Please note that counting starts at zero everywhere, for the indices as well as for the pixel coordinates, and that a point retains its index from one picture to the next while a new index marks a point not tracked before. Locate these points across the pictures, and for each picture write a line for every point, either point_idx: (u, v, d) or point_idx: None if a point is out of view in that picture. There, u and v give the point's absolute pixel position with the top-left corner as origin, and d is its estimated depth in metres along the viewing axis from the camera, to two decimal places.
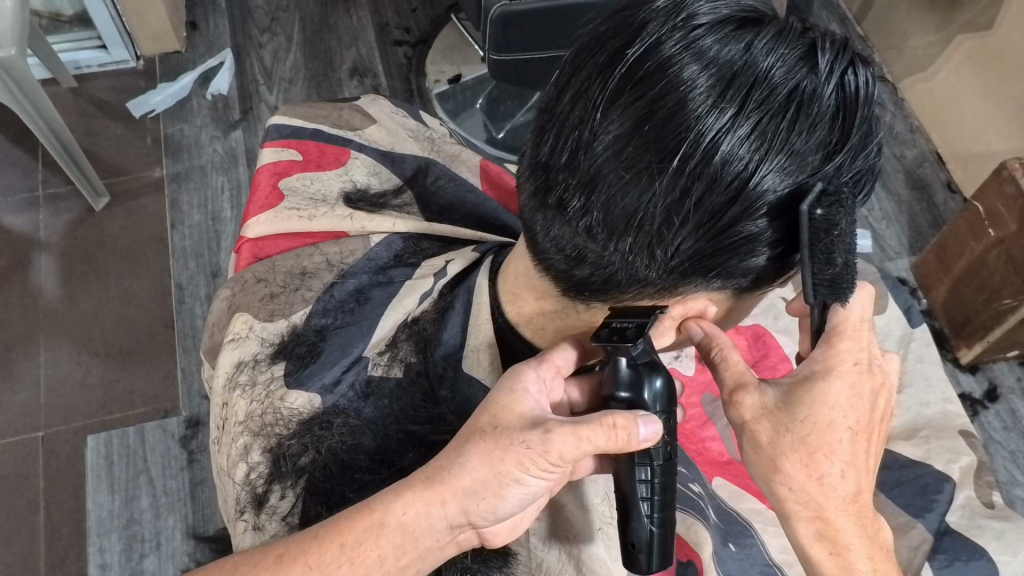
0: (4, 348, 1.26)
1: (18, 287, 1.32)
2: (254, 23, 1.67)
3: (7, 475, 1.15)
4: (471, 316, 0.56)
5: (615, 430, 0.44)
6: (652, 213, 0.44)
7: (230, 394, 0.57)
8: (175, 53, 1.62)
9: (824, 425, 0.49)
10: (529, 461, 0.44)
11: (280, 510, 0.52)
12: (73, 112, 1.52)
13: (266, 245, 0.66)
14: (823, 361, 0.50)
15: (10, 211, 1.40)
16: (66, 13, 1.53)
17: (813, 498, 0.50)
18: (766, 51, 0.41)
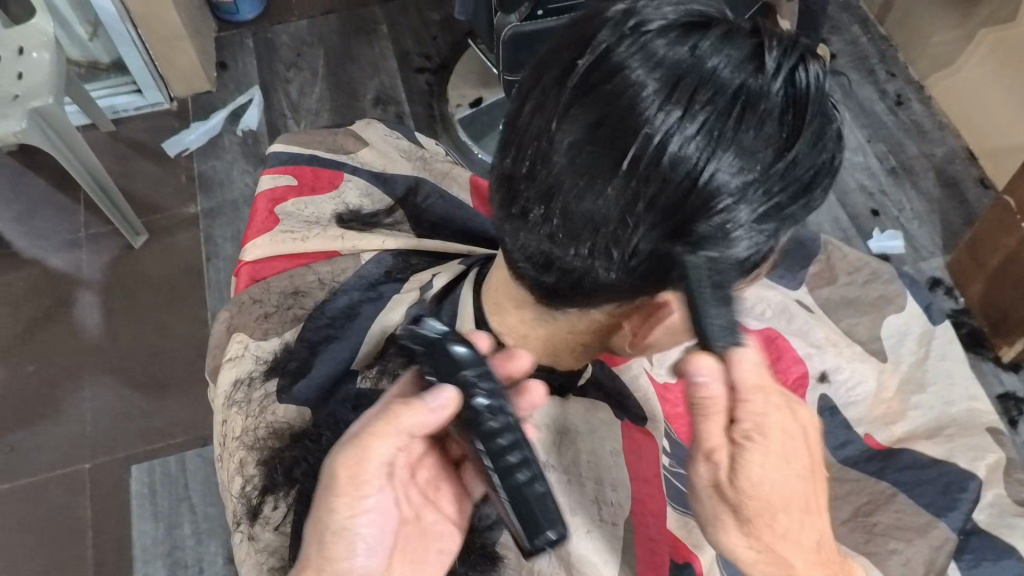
0: (50, 386, 1.31)
1: (63, 324, 1.38)
2: (280, 59, 1.73)
3: (56, 508, 1.20)
4: (456, 329, 0.58)
5: (416, 408, 0.48)
6: (607, 215, 0.45)
7: (228, 411, 0.58)
8: (206, 92, 1.68)
9: (771, 492, 0.49)
10: (349, 492, 0.49)
11: (273, 520, 0.54)
12: (110, 154, 1.59)
13: (262, 267, 0.65)
14: (755, 422, 0.48)
15: (52, 253, 1.46)
16: (103, 61, 1.62)
17: (773, 556, 0.51)
18: (712, 50, 0.42)
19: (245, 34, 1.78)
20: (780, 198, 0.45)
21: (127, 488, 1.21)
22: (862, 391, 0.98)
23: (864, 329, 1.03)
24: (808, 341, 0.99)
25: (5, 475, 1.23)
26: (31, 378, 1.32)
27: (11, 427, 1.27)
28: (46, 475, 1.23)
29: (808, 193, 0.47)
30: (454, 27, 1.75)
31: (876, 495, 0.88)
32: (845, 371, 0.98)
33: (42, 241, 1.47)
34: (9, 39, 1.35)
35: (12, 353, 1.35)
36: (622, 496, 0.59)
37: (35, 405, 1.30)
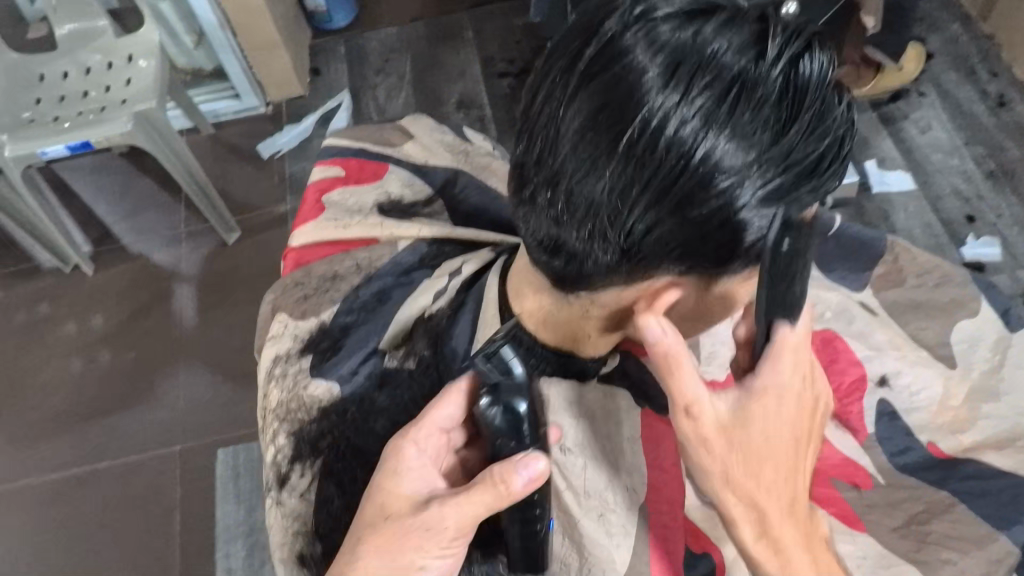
0: (148, 371, 1.43)
1: (163, 316, 1.49)
2: (369, 65, 1.81)
3: (149, 485, 1.31)
4: (479, 316, 0.60)
5: (495, 479, 0.51)
6: (607, 197, 0.45)
7: (265, 384, 0.62)
8: (299, 97, 1.77)
9: (771, 440, 0.55)
10: (426, 542, 0.52)
11: (299, 487, 0.57)
12: (210, 156, 1.70)
13: (307, 254, 0.71)
14: (774, 380, 0.55)
15: (156, 248, 1.58)
16: (206, 69, 1.73)
17: (759, 499, 0.55)
18: (716, 33, 0.42)
19: (338, 41, 1.86)
20: (783, 180, 0.45)
21: (212, 469, 1.31)
22: (926, 398, 0.92)
23: (932, 334, 0.97)
24: (867, 343, 0.96)
25: (103, 452, 1.35)
26: (131, 364, 1.44)
27: (112, 409, 1.39)
28: (140, 455, 1.34)
29: (811, 178, 0.47)
30: (538, 32, 1.79)
31: (933, 504, 0.84)
32: (908, 375, 0.93)
33: (149, 236, 1.60)
34: (118, 48, 1.48)
35: (114, 341, 1.47)
36: (637, 481, 0.62)
37: (133, 389, 1.41)
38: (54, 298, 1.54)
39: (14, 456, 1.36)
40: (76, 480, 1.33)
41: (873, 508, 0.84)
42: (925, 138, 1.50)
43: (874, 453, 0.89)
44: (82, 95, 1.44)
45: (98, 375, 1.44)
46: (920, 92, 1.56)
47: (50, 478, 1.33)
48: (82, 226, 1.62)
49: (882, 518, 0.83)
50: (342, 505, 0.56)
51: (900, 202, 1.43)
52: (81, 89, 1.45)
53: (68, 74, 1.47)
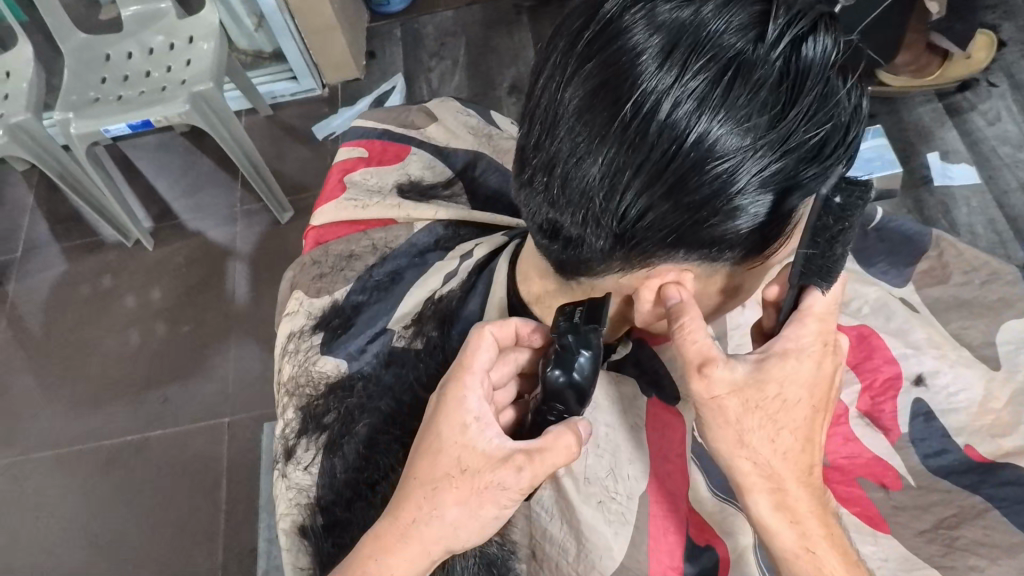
0: (200, 344, 1.47)
1: (217, 291, 1.54)
2: (424, 49, 1.82)
3: (198, 455, 1.35)
4: (488, 297, 0.62)
5: (563, 439, 0.51)
6: (602, 178, 0.45)
7: (279, 358, 0.66)
8: (354, 80, 1.79)
9: (787, 402, 0.55)
10: (499, 498, 0.50)
11: (304, 461, 0.60)
12: (267, 137, 1.74)
13: (325, 232, 0.74)
14: (794, 340, 0.56)
15: (211, 225, 1.63)
16: (266, 51, 1.77)
17: (774, 469, 0.55)
18: (716, 13, 0.41)
19: (394, 25, 1.89)
20: (782, 165, 0.44)
21: (258, 442, 1.35)
22: (965, 399, 0.88)
23: (976, 334, 0.93)
24: (906, 340, 0.92)
25: (156, 422, 1.39)
26: (185, 338, 1.49)
27: (165, 380, 1.44)
28: (190, 425, 1.38)
29: (814, 163, 0.45)
30: None
31: (966, 508, 0.80)
32: (947, 375, 0.89)
33: (206, 214, 1.65)
34: (179, 29, 1.52)
35: (170, 314, 1.52)
36: (637, 470, 0.65)
37: (186, 362, 1.46)
38: (116, 271, 1.60)
39: (73, 421, 1.41)
40: (129, 447, 1.37)
41: (903, 510, 0.82)
42: (993, 130, 1.45)
43: (907, 453, 0.86)
44: (144, 75, 1.48)
45: (153, 347, 1.48)
46: (992, 82, 1.51)
47: (105, 444, 1.38)
48: (143, 202, 1.68)
49: (911, 520, 0.80)
50: (342, 480, 0.58)
51: (961, 196, 1.38)
52: (143, 69, 1.49)
53: (132, 55, 1.52)
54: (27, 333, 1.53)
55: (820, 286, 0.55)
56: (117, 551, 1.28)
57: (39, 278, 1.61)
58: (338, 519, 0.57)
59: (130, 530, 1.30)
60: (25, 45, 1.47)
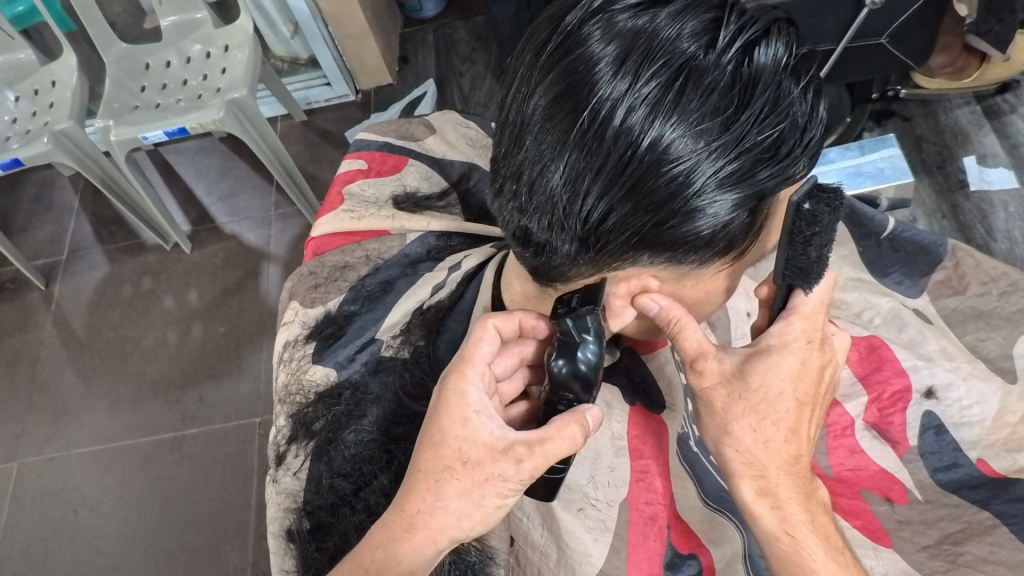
0: (235, 345, 1.51)
1: (252, 292, 1.58)
2: (456, 54, 1.84)
3: (232, 453, 1.39)
4: (475, 307, 0.67)
5: (568, 428, 0.50)
6: (563, 182, 0.46)
7: (276, 366, 0.71)
8: (387, 85, 1.82)
9: (772, 395, 0.55)
10: (504, 488, 0.51)
11: (293, 467, 0.63)
12: (302, 141, 1.79)
13: (323, 244, 0.80)
14: (779, 336, 0.57)
15: (247, 229, 1.67)
16: (302, 57, 1.80)
17: (756, 458, 0.56)
18: (668, 21, 0.43)
19: (428, 30, 1.91)
20: (738, 165, 0.44)
21: None
22: (979, 412, 0.85)
23: (992, 346, 0.89)
24: (918, 352, 0.91)
25: (192, 420, 1.43)
26: (220, 338, 1.53)
27: (201, 379, 1.48)
28: (225, 424, 1.42)
29: (771, 164, 0.45)
30: None
31: (973, 524, 0.78)
32: (960, 388, 0.87)
33: (242, 216, 1.69)
34: (216, 37, 1.56)
35: (207, 315, 1.57)
36: (616, 475, 0.66)
37: (221, 362, 1.50)
38: (155, 274, 1.65)
39: (114, 418, 1.46)
40: (166, 444, 1.41)
41: (907, 525, 0.81)
42: None
43: (915, 467, 0.85)
44: (181, 83, 1.53)
45: (190, 347, 1.53)
46: None
47: (143, 441, 1.42)
48: (183, 206, 1.73)
49: (913, 535, 0.80)
50: (328, 484, 0.60)
51: (999, 200, 1.36)
52: (181, 77, 1.54)
53: (172, 63, 1.56)
54: (72, 333, 1.59)
55: (805, 288, 0.55)
56: (154, 544, 1.32)
57: (83, 279, 1.66)
58: (322, 523, 0.60)
59: (163, 526, 1.33)
60: (69, 53, 1.51)
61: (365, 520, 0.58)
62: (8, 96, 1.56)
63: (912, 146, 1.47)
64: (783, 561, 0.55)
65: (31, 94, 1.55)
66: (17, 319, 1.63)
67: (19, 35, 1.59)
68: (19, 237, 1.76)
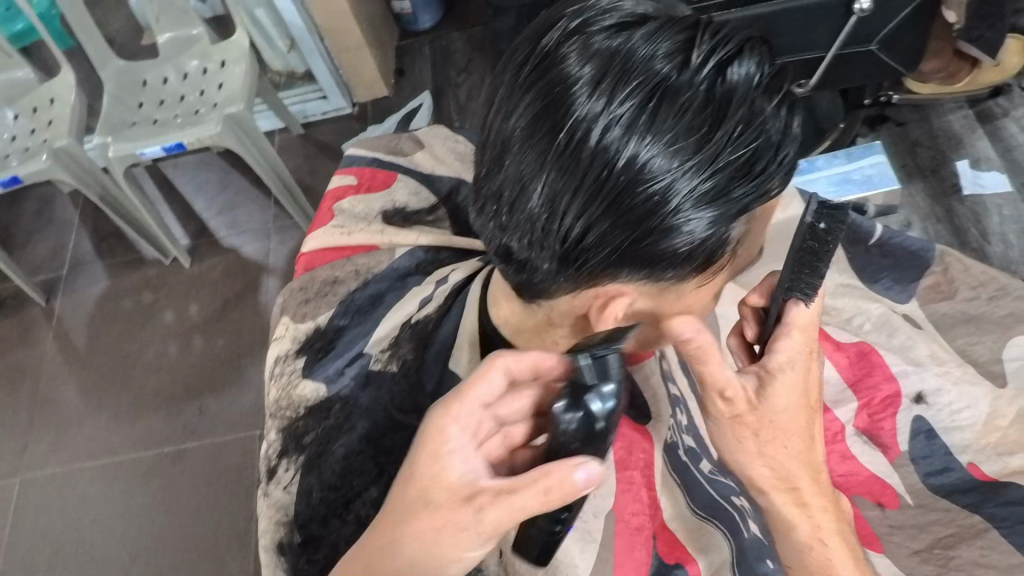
0: (235, 358, 1.52)
1: (252, 303, 1.59)
2: (452, 65, 1.86)
3: (233, 465, 1.40)
4: (462, 320, 0.68)
5: (549, 479, 0.47)
6: (543, 200, 0.47)
7: (267, 381, 0.73)
8: (384, 97, 1.83)
9: (790, 411, 0.57)
10: (463, 536, 0.49)
11: (283, 481, 0.66)
12: (300, 154, 1.80)
13: (314, 259, 0.81)
14: (786, 352, 0.57)
15: (246, 241, 1.68)
16: (299, 71, 1.82)
17: (786, 474, 0.58)
18: (643, 42, 0.44)
19: (424, 42, 1.93)
20: (713, 183, 0.45)
21: None
22: (970, 417, 0.85)
23: (983, 351, 0.90)
24: (908, 356, 0.91)
25: (193, 433, 1.44)
26: (221, 352, 1.53)
27: (202, 392, 1.49)
28: (226, 436, 1.43)
29: (746, 182, 0.46)
30: None
31: (965, 528, 0.80)
32: (949, 393, 0.87)
33: (241, 229, 1.70)
34: (213, 52, 1.57)
35: (207, 329, 1.57)
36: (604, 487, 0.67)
37: (221, 375, 1.50)
38: (156, 288, 1.66)
39: (116, 432, 1.47)
40: (168, 458, 1.42)
41: (899, 530, 0.83)
42: None
43: (907, 471, 0.85)
44: (179, 98, 1.53)
45: (191, 360, 1.53)
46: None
47: (144, 456, 1.43)
48: (182, 220, 1.74)
49: (906, 539, 0.82)
50: (319, 498, 0.64)
51: (993, 204, 1.36)
52: (178, 92, 1.54)
53: (169, 79, 1.57)
54: (73, 347, 1.60)
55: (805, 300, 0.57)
56: (157, 558, 1.32)
57: (84, 295, 1.67)
58: (313, 535, 0.63)
59: (166, 539, 1.34)
60: (67, 71, 1.52)
61: (355, 530, 0.62)
62: (8, 114, 1.58)
63: (906, 152, 1.47)
64: (817, 564, 0.59)
65: (31, 112, 1.56)
66: (19, 334, 1.64)
67: (18, 54, 1.60)
68: (21, 253, 1.77)
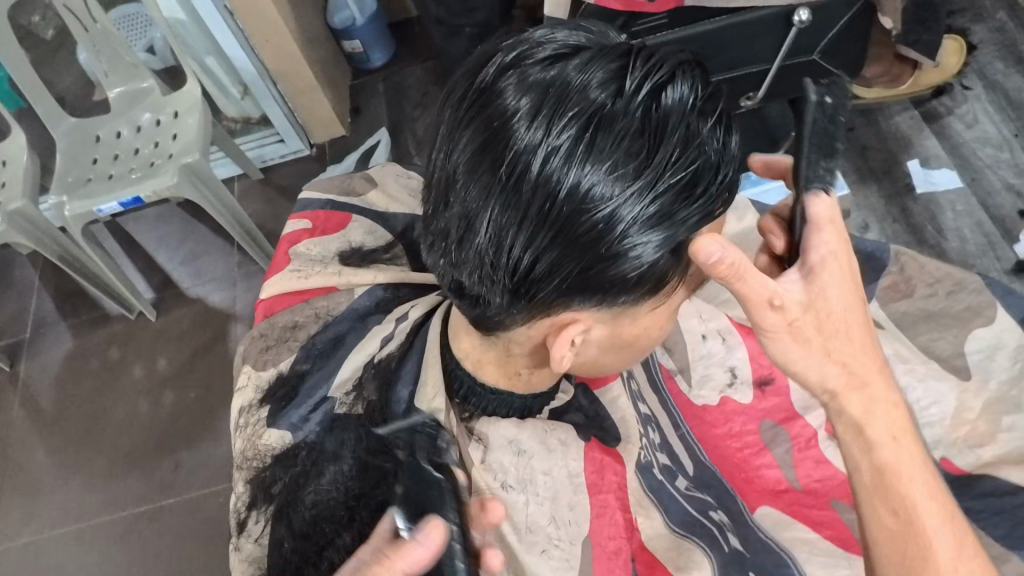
0: (207, 409, 1.50)
1: (221, 353, 1.57)
2: (407, 101, 1.86)
3: (213, 519, 1.37)
4: (424, 357, 0.70)
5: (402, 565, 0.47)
6: (491, 233, 0.47)
7: (234, 433, 0.73)
8: (342, 136, 1.83)
9: (841, 308, 0.59)
10: None
11: (253, 533, 0.67)
12: (260, 199, 1.79)
13: (273, 305, 0.81)
14: (824, 252, 0.59)
15: (211, 290, 1.66)
16: (254, 116, 1.82)
17: (850, 367, 0.60)
18: (578, 71, 0.45)
19: (377, 79, 1.94)
20: (658, 207, 0.46)
21: None
22: (937, 412, 0.87)
23: (945, 347, 0.91)
24: None
25: (169, 490, 1.41)
26: (192, 404, 1.51)
27: (176, 447, 1.46)
28: (203, 490, 1.40)
29: (690, 204, 0.47)
30: None
31: None
32: (915, 390, 0.89)
33: (206, 278, 1.69)
34: (165, 103, 1.56)
35: (176, 382, 1.55)
36: (578, 514, 0.68)
37: (194, 428, 1.48)
38: (122, 343, 1.63)
39: (90, 494, 1.43)
40: (145, 516, 1.39)
41: None
42: (973, 132, 1.44)
43: None
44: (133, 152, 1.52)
45: (162, 416, 1.51)
46: (966, 85, 1.50)
47: (121, 517, 1.40)
48: (145, 273, 1.72)
49: None
50: None
51: (946, 200, 1.37)
52: (132, 146, 1.53)
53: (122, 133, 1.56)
54: (40, 411, 1.56)
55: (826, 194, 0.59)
56: None
57: (49, 356, 1.64)
58: None
59: None
60: (17, 133, 1.51)
61: None
62: None
63: (858, 154, 1.47)
64: (887, 468, 0.60)
65: None
66: None
67: None
68: None
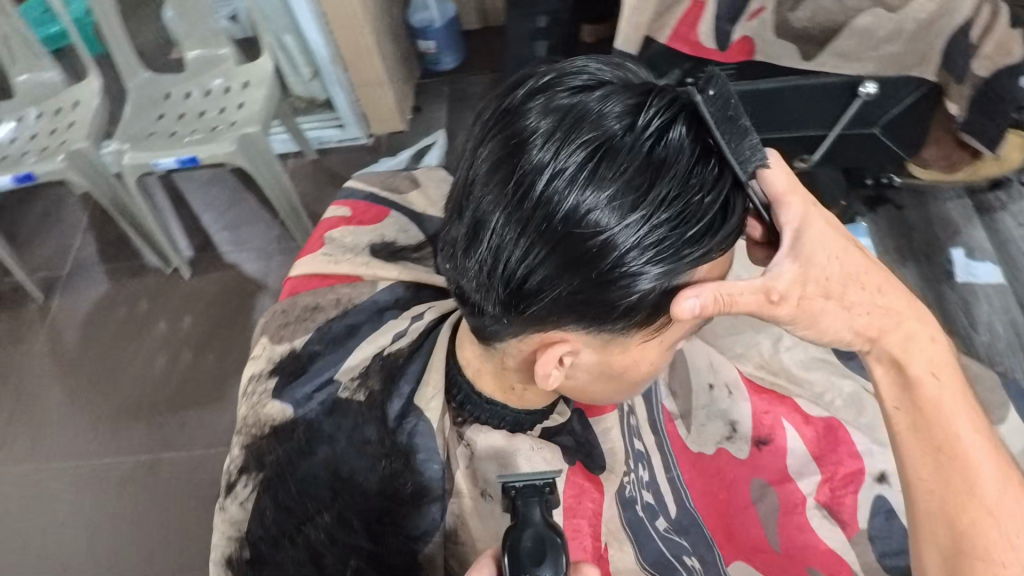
0: (221, 374, 1.53)
1: (245, 322, 1.61)
2: (468, 107, 1.90)
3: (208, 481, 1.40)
4: (429, 361, 0.74)
5: None
6: (496, 240, 0.51)
7: (239, 399, 0.75)
8: (399, 132, 1.87)
9: (840, 262, 0.60)
10: None
11: (240, 496, 0.68)
12: (310, 179, 1.83)
13: (299, 286, 0.84)
14: (802, 220, 0.59)
15: (247, 260, 1.71)
16: (319, 98, 1.87)
17: (872, 320, 0.61)
18: (598, 101, 0.49)
19: (443, 82, 1.97)
20: (650, 237, 0.49)
21: None
22: None
23: None
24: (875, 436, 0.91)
25: (171, 445, 1.44)
26: (208, 366, 1.54)
27: (184, 405, 1.49)
28: (204, 451, 1.43)
29: (685, 240, 0.50)
30: None
31: None
32: None
33: (244, 247, 1.73)
34: (237, 74, 1.61)
35: (197, 342, 1.59)
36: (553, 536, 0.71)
37: (206, 390, 1.51)
38: (153, 296, 1.68)
39: (96, 436, 1.47)
40: (144, 467, 1.43)
41: None
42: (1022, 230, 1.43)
43: (863, 549, 0.86)
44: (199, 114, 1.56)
45: (178, 372, 1.54)
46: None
47: (121, 463, 1.44)
48: (188, 232, 1.77)
49: None
50: (273, 519, 0.66)
51: (983, 293, 1.37)
52: (199, 109, 1.57)
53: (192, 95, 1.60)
54: (65, 348, 1.61)
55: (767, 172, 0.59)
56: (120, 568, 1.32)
57: (83, 296, 1.70)
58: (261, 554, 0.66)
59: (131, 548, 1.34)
60: (92, 78, 1.57)
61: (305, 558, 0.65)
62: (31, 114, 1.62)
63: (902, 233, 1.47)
64: (928, 412, 0.61)
65: (52, 113, 1.61)
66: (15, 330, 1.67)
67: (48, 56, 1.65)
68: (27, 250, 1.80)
